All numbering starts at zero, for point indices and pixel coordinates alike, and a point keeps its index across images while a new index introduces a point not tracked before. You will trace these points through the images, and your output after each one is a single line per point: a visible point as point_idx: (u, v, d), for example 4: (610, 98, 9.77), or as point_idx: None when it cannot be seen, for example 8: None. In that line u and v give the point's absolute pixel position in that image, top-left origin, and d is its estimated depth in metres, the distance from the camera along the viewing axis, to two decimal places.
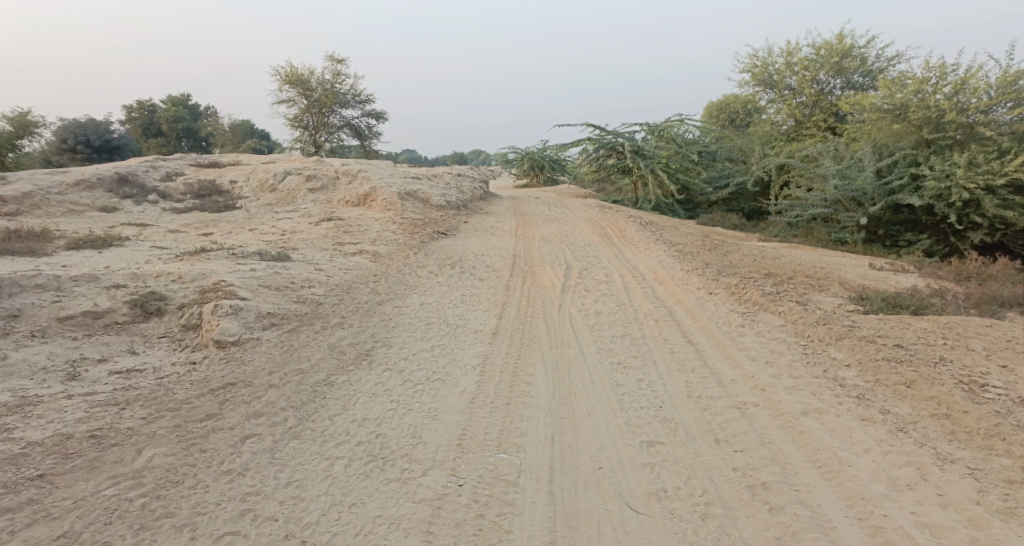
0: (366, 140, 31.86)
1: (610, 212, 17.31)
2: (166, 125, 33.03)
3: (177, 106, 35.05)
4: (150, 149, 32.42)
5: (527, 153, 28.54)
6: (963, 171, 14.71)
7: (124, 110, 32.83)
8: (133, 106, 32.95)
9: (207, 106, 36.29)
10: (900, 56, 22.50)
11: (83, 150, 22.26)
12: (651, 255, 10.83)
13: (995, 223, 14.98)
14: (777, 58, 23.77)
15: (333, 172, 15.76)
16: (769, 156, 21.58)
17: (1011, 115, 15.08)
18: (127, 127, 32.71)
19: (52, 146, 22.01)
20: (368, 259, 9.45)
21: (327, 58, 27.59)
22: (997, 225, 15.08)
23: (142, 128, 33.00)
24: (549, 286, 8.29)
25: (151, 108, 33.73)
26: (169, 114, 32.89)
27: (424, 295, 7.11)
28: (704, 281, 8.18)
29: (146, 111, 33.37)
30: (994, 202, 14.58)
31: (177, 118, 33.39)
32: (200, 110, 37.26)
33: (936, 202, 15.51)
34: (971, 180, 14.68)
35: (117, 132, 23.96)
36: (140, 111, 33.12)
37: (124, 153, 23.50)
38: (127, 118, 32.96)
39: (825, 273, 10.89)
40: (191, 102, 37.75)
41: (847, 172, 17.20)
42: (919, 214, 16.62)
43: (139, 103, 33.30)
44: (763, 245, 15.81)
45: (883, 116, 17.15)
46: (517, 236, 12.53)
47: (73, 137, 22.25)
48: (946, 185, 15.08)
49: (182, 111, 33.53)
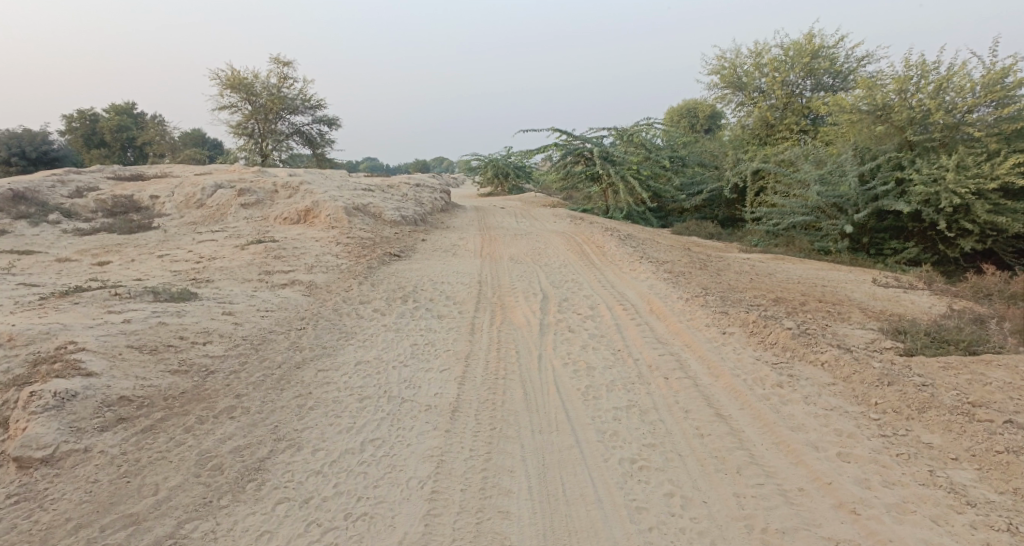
0: (319, 149, 29.87)
1: (583, 223, 15.92)
2: (110, 136, 30.81)
3: (121, 115, 32.73)
4: (92, 161, 30.16)
5: (490, 160, 27.05)
6: (952, 174, 13.72)
7: (64, 120, 30.40)
8: (75, 115, 30.58)
9: (152, 116, 34.02)
10: (871, 57, 21.76)
11: (21, 164, 19.78)
12: (638, 277, 9.38)
13: (985, 229, 13.88)
14: (745, 59, 22.85)
15: (271, 184, 13.93)
16: (744, 161, 20.53)
17: (998, 114, 14.04)
18: (69, 138, 30.29)
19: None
20: (299, 292, 7.74)
21: (271, 60, 25.72)
22: (988, 232, 13.97)
23: (84, 139, 30.81)
24: (523, 326, 6.77)
25: (94, 118, 31.34)
26: (115, 124, 30.62)
27: (364, 348, 5.45)
28: (710, 316, 6.73)
29: (90, 121, 31.05)
30: (985, 208, 13.53)
31: (123, 128, 31.14)
32: (147, 119, 34.86)
33: (924, 208, 14.45)
34: (960, 184, 13.66)
35: (57, 142, 21.53)
36: (82, 121, 30.68)
37: (64, 165, 21.14)
38: (67, 128, 30.64)
39: (832, 294, 9.58)
40: (137, 110, 35.32)
41: (828, 177, 16.14)
42: (905, 221, 15.57)
43: (81, 112, 30.95)
44: (748, 259, 14.65)
45: (862, 118, 16.16)
46: (481, 256, 10.95)
47: (6, 149, 19.81)
48: (933, 190, 14.03)
49: (128, 121, 31.28)
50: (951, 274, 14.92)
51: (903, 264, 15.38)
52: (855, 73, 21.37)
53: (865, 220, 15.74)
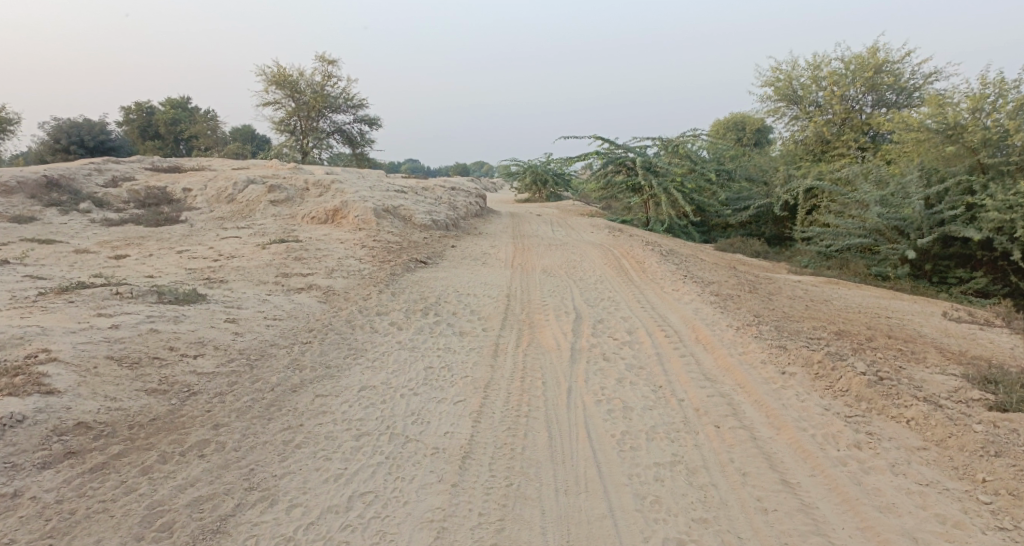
0: (358, 148, 29.76)
1: (622, 235, 15.17)
2: (163, 128, 31.43)
3: (174, 108, 33.35)
4: (145, 151, 30.85)
5: (529, 166, 26.45)
6: None
7: (121, 111, 31.29)
8: (132, 107, 31.39)
9: (204, 110, 34.66)
10: (938, 73, 20.48)
11: (79, 151, 20.03)
12: (681, 299, 8.62)
13: None
14: (802, 72, 21.77)
15: (302, 182, 13.58)
16: (795, 177, 19.46)
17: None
18: (125, 129, 31.16)
19: (47, 145, 20.01)
20: (315, 299, 7.24)
21: (316, 58, 25.68)
22: None
23: (139, 131, 31.54)
24: (553, 350, 6.11)
25: (151, 110, 32.14)
26: (169, 117, 31.25)
27: (372, 370, 4.86)
28: (765, 350, 5.94)
29: (146, 113, 31.81)
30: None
31: (177, 121, 31.74)
32: (200, 114, 35.58)
33: (996, 236, 13.25)
34: None
35: (114, 132, 21.88)
36: (139, 113, 31.56)
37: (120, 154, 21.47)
38: (124, 119, 31.40)
39: (897, 327, 8.64)
40: (192, 104, 36.06)
41: (889, 198, 15.02)
42: (973, 247, 14.34)
43: (139, 104, 31.76)
44: (799, 282, 13.66)
45: (930, 136, 14.99)
46: (513, 267, 10.33)
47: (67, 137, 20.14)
48: (1008, 217, 12.81)
49: (181, 114, 31.83)
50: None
51: (970, 295, 14.17)
52: (921, 90, 20.08)
53: (928, 246, 14.58)
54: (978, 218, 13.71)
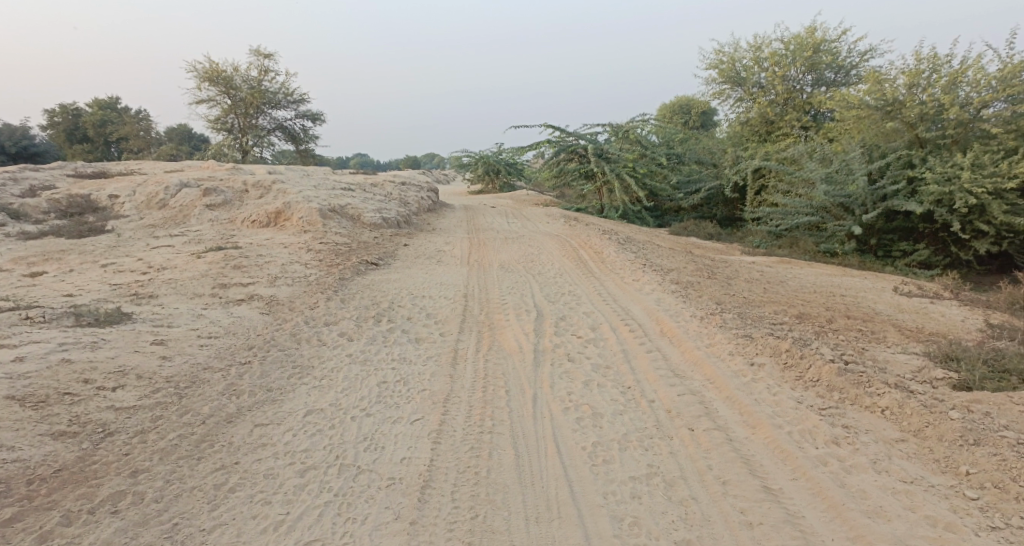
0: (302, 145, 28.74)
1: (577, 225, 15.00)
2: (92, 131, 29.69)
3: (104, 109, 31.60)
4: (75, 156, 29.11)
5: (481, 157, 26.04)
6: (968, 173, 12.85)
7: (45, 114, 29.35)
8: (56, 110, 29.48)
9: (136, 111, 32.92)
10: (873, 51, 20.92)
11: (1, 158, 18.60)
12: (642, 289, 8.44)
13: (1002, 231, 13.03)
14: (744, 53, 21.97)
15: (241, 183, 12.86)
16: (744, 159, 19.65)
17: (1015, 109, 13.19)
18: (50, 134, 29.25)
19: None
20: (256, 310, 6.73)
21: (252, 52, 24.58)
22: (1004, 233, 13.11)
23: (66, 135, 29.71)
24: (515, 354, 5.82)
25: (78, 113, 30.26)
26: (98, 119, 29.48)
27: (319, 390, 4.46)
28: (731, 340, 5.78)
29: (72, 116, 29.95)
30: (1002, 208, 12.68)
31: (106, 123, 29.99)
32: (132, 115, 33.76)
33: (936, 209, 13.58)
34: (976, 184, 12.79)
35: (37, 137, 20.44)
36: (65, 116, 29.66)
37: (47, 160, 20.09)
38: (48, 123, 29.52)
39: (854, 306, 8.66)
40: (122, 105, 34.17)
41: (835, 176, 15.25)
42: (915, 221, 14.71)
43: (64, 107, 29.88)
44: (754, 264, 13.74)
45: (869, 113, 15.19)
46: (468, 264, 9.98)
47: None
48: (947, 190, 13.13)
49: (110, 116, 30.10)
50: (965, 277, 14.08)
51: (914, 267, 14.50)
52: (858, 68, 20.52)
53: (873, 221, 14.88)
54: (918, 192, 14.04)
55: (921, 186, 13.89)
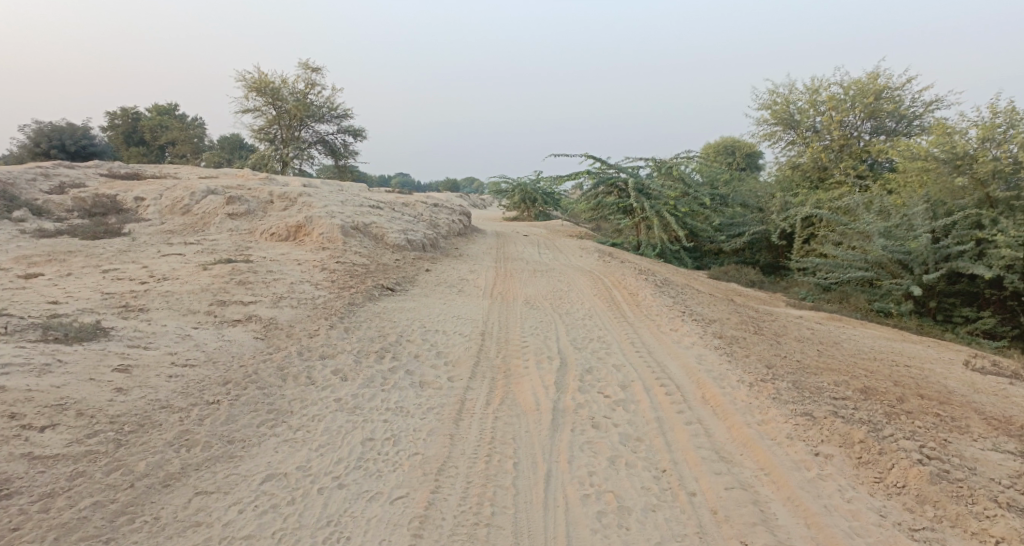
0: (341, 160, 28.64)
1: (613, 261, 14.17)
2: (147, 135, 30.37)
3: (162, 115, 32.39)
4: (129, 158, 29.64)
5: (519, 184, 25.49)
6: None
7: (106, 115, 30.08)
8: (118, 112, 30.21)
9: (190, 118, 33.60)
10: (939, 101, 19.78)
11: (59, 155, 18.72)
12: (681, 342, 7.54)
13: None
14: (800, 96, 21.06)
15: (266, 194, 12.44)
16: (793, 205, 18.60)
17: None
18: (108, 135, 29.97)
19: (28, 150, 18.64)
20: (250, 334, 6.11)
21: (300, 64, 24.65)
22: None
23: (124, 137, 30.44)
24: (530, 414, 5.01)
25: (137, 116, 30.91)
26: (154, 123, 30.07)
27: (290, 446, 3.90)
28: (787, 416, 4.85)
29: (131, 119, 30.74)
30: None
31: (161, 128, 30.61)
32: (188, 122, 34.49)
33: (1007, 275, 12.37)
34: None
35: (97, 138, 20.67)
36: (124, 118, 30.36)
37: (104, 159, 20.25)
38: (109, 125, 30.36)
39: (922, 380, 7.62)
40: (179, 111, 34.96)
41: (893, 231, 14.14)
42: (982, 286, 13.44)
43: (124, 110, 30.71)
44: (802, 319, 12.65)
45: (935, 166, 14.11)
46: (492, 297, 9.25)
47: (48, 141, 18.78)
48: (1021, 254, 11.91)
49: (167, 121, 30.75)
50: None
51: (977, 335, 13.17)
52: (922, 118, 19.41)
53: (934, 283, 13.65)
54: (988, 255, 12.82)
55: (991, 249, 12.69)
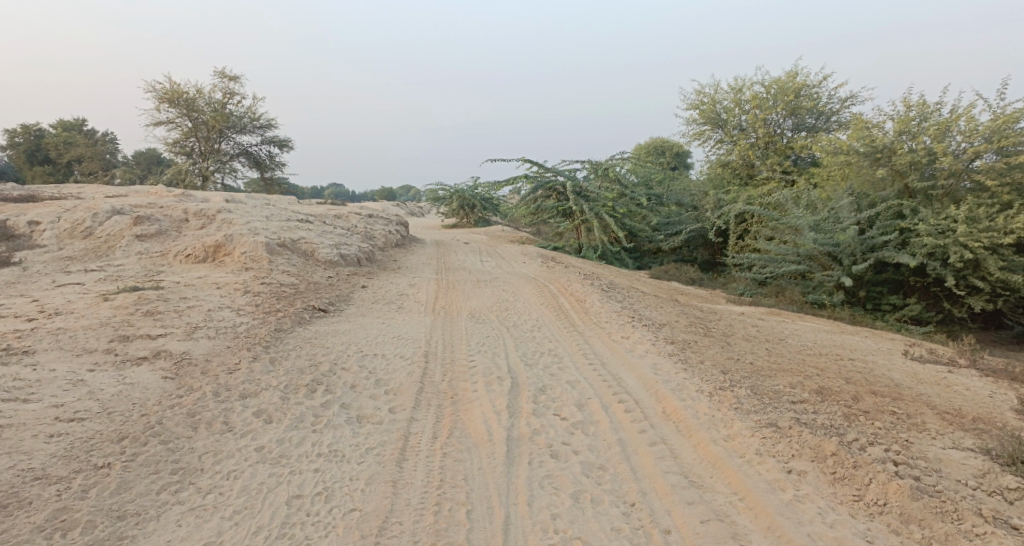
0: (267, 172, 27.31)
1: (555, 266, 13.88)
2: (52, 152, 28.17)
3: (68, 131, 30.14)
4: (33, 178, 27.39)
5: (455, 190, 24.97)
6: (963, 226, 12.04)
7: (5, 133, 27.88)
8: (17, 129, 27.93)
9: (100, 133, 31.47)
10: (854, 98, 20.58)
11: None
12: (634, 351, 7.23)
13: (997, 288, 12.24)
14: (726, 95, 21.49)
15: (181, 211, 11.49)
16: (726, 202, 18.89)
17: (1008, 162, 12.26)
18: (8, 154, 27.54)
19: None
20: (158, 375, 5.42)
21: (216, 72, 23.31)
22: (1000, 290, 12.30)
23: (26, 156, 28.19)
24: (482, 446, 4.56)
25: (40, 133, 28.73)
26: (58, 139, 27.89)
27: (198, 517, 3.50)
28: (753, 429, 4.59)
29: (34, 137, 28.50)
30: (999, 264, 11.86)
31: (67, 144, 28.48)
32: (98, 138, 32.23)
33: (929, 262, 12.77)
34: (972, 237, 11.99)
35: None
36: (25, 136, 28.17)
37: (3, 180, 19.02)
38: (8, 143, 28.02)
39: (870, 375, 7.61)
40: (88, 127, 32.69)
41: (823, 225, 14.46)
42: (907, 274, 13.88)
43: (25, 126, 28.42)
44: (744, 315, 12.71)
45: (858, 160, 14.51)
46: (432, 311, 8.74)
47: None
48: (941, 242, 12.32)
49: (73, 136, 28.61)
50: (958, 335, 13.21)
51: (905, 322, 13.57)
52: (839, 114, 20.14)
53: (864, 273, 14.01)
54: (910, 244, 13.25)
55: (913, 237, 13.11)
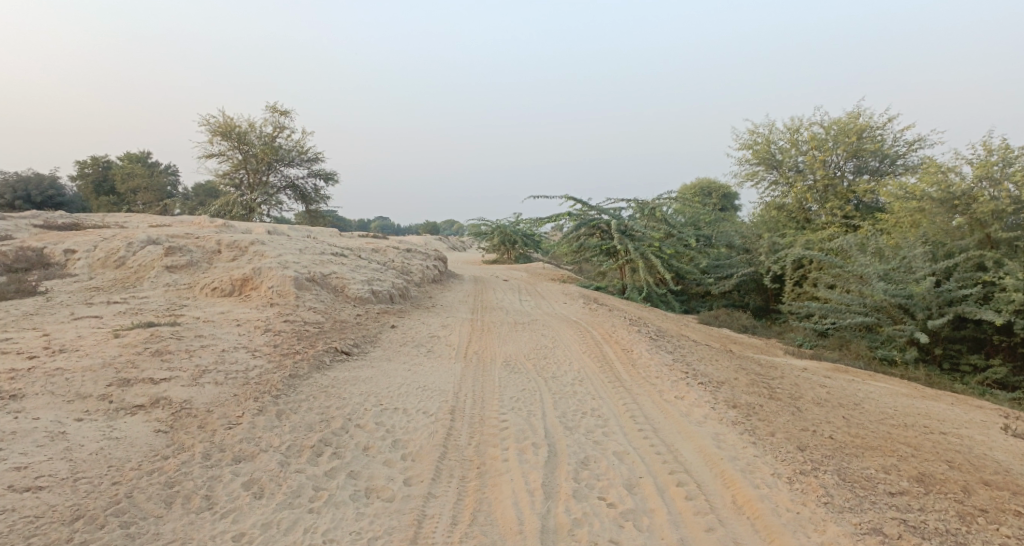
0: (312, 205, 27.44)
1: (600, 309, 13.02)
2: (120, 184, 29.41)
3: (133, 163, 31.40)
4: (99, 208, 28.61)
5: (497, 226, 24.48)
6: None
7: (77, 165, 29.47)
8: (88, 162, 29.51)
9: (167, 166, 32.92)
10: (921, 140, 19.32)
11: (27, 206, 20.02)
12: (690, 416, 6.27)
13: None
14: (781, 136, 20.52)
15: (213, 242, 11.17)
16: (782, 246, 17.75)
17: None
18: (78, 185, 29.21)
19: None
20: (151, 429, 4.79)
21: (267, 107, 23.66)
22: None
23: (95, 186, 29.67)
24: (511, 540, 3.82)
25: (109, 165, 30.28)
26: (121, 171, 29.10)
27: None
28: (853, 537, 3.89)
29: (103, 168, 30.01)
30: None
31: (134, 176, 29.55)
32: (159, 169, 33.32)
33: (1017, 320, 11.35)
34: None
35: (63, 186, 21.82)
36: (95, 168, 29.70)
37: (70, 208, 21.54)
38: (80, 174, 29.59)
39: (971, 456, 6.48)
40: (151, 159, 33.89)
41: (893, 274, 13.15)
42: (989, 332, 12.38)
43: (96, 158, 29.93)
44: (806, 371, 11.52)
45: (932, 206, 13.26)
46: (464, 358, 8.00)
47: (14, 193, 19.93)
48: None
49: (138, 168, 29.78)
50: None
51: (988, 386, 12.03)
52: (905, 157, 18.87)
53: (941, 330, 12.58)
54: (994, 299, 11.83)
55: (998, 292, 11.70)
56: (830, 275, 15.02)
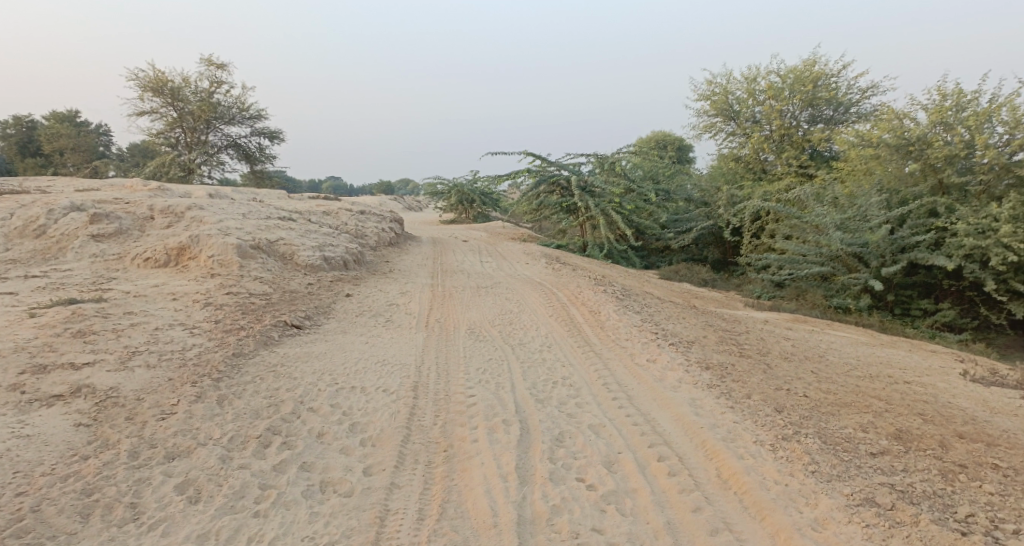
0: (258, 165, 26.05)
1: (563, 269, 12.67)
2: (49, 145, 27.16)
3: (61, 122, 29.05)
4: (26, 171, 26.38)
5: (454, 185, 23.76)
6: (1009, 225, 10.60)
7: None
8: (9, 120, 26.98)
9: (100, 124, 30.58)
10: (874, 88, 19.30)
11: None
12: (664, 382, 5.99)
13: None
14: (738, 86, 20.24)
15: (146, 208, 10.28)
16: (740, 199, 17.66)
17: None
18: (1, 147, 26.85)
19: None
20: (70, 422, 4.21)
21: (202, 59, 22.05)
22: None
23: (22, 148, 27.34)
24: (485, 535, 3.52)
25: (33, 125, 27.73)
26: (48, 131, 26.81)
27: None
28: (847, 511, 3.73)
29: (27, 127, 27.47)
30: None
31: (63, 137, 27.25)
32: (91, 129, 31.08)
33: (967, 265, 11.38)
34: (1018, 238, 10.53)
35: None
36: (18, 127, 27.23)
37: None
38: (2, 134, 27.14)
39: (942, 406, 6.42)
40: (81, 118, 31.54)
41: (849, 224, 12.95)
42: (940, 277, 12.34)
43: (19, 117, 27.30)
44: (769, 325, 11.50)
45: (886, 151, 13.04)
46: (424, 327, 7.54)
47: None
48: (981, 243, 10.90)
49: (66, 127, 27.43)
50: (996, 344, 11.79)
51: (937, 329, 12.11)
52: (859, 105, 18.83)
53: (894, 276, 12.50)
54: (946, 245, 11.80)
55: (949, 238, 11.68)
56: (787, 225, 14.84)
